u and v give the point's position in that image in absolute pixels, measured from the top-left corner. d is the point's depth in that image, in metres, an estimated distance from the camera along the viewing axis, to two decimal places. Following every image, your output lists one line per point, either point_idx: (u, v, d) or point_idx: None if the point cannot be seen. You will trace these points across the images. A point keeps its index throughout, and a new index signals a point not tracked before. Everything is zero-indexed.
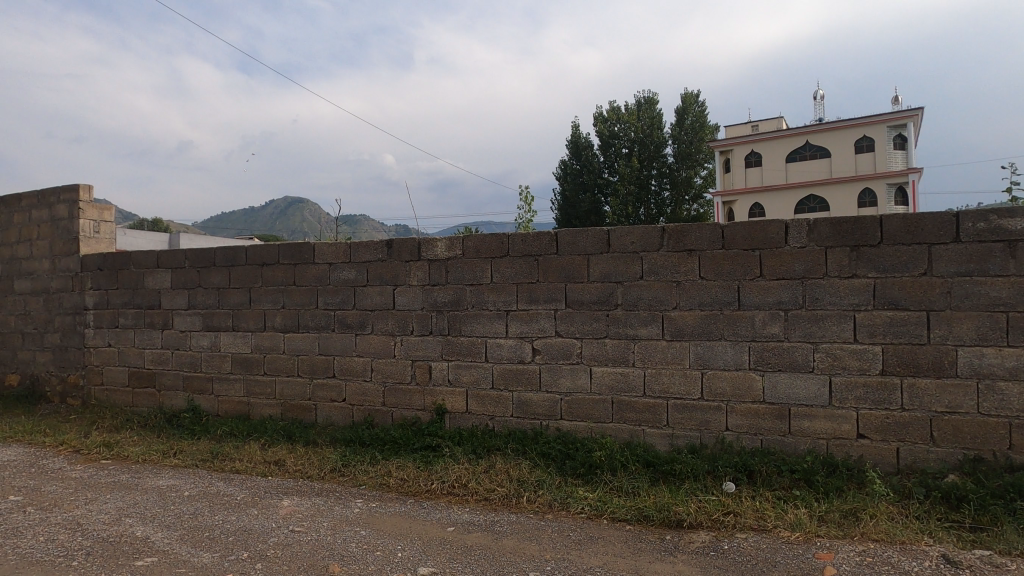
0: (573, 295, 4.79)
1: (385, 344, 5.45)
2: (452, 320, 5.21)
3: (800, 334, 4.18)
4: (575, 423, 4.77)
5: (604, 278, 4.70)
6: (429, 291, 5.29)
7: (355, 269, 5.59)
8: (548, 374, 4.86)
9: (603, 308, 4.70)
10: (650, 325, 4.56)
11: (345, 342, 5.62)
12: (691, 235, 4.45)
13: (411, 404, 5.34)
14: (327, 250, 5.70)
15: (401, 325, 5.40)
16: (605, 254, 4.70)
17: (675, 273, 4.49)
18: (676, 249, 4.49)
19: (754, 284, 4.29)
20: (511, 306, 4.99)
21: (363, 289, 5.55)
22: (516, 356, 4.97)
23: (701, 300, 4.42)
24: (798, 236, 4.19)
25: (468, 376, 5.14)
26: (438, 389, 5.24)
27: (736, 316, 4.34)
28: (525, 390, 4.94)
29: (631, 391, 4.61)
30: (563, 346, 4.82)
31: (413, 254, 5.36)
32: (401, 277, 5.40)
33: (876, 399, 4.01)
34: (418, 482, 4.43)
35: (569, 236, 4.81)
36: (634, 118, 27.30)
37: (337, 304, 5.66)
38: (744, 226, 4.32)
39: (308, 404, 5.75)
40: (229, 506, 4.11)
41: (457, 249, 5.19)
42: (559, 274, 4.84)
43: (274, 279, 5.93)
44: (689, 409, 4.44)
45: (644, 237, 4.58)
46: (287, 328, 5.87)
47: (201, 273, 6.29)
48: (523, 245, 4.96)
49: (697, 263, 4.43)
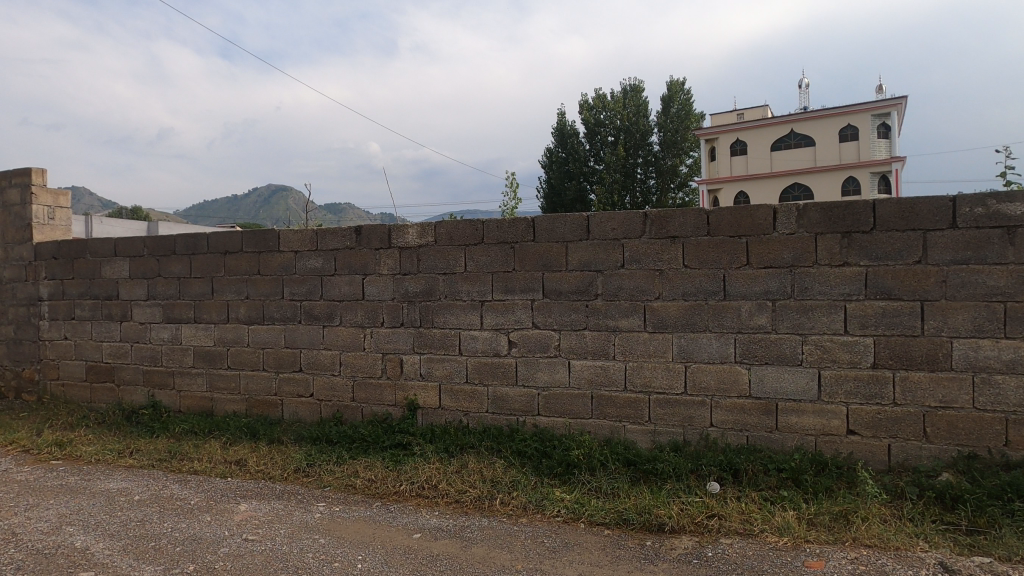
0: (551, 285, 4.54)
1: (354, 336, 5.18)
2: (424, 311, 4.94)
3: (788, 325, 3.97)
4: (552, 419, 4.54)
5: (583, 267, 4.45)
6: (400, 280, 5.01)
7: (322, 258, 5.29)
8: (525, 368, 4.62)
9: (583, 298, 4.46)
10: (631, 316, 4.33)
11: (312, 335, 5.33)
12: (675, 221, 4.21)
13: (382, 399, 5.08)
14: (293, 237, 5.39)
15: (371, 317, 5.12)
16: (584, 241, 4.45)
17: (658, 261, 4.26)
18: (659, 236, 4.25)
19: (740, 273, 4.07)
20: (486, 296, 4.73)
21: (330, 278, 5.26)
22: (491, 349, 4.72)
23: (684, 290, 4.19)
24: (786, 222, 3.97)
25: (442, 370, 4.88)
26: (410, 384, 4.98)
27: (721, 307, 4.11)
28: (500, 384, 4.69)
29: (612, 386, 4.38)
30: (540, 339, 4.57)
31: (383, 242, 5.07)
32: (371, 266, 5.11)
33: (867, 394, 3.82)
34: (386, 483, 4.17)
35: (546, 222, 4.55)
36: (620, 105, 27.01)
37: (304, 294, 5.36)
38: (730, 211, 4.09)
39: (274, 400, 5.46)
40: (181, 512, 3.83)
41: (428, 236, 4.91)
42: (536, 263, 4.59)
43: (237, 268, 5.62)
44: (672, 404, 4.22)
45: (625, 223, 4.34)
46: (251, 319, 5.57)
47: (161, 262, 5.95)
48: (498, 232, 4.69)
49: (681, 250, 4.20)
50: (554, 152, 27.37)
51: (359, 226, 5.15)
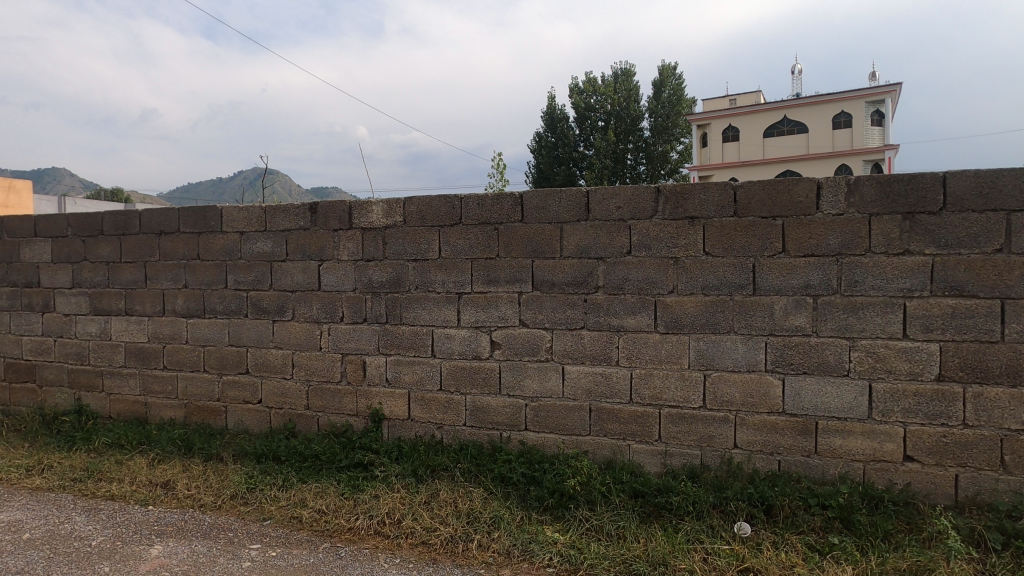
0: (542, 275, 3.77)
1: (308, 333, 4.39)
2: (390, 305, 4.15)
3: (833, 327, 3.24)
4: (542, 436, 3.80)
5: (581, 254, 3.69)
6: (363, 268, 4.22)
7: (272, 240, 4.48)
8: (510, 374, 3.86)
9: (580, 291, 3.69)
10: (639, 313, 3.57)
11: (260, 331, 4.53)
12: (694, 198, 3.45)
13: (341, 408, 4.30)
14: (237, 216, 4.57)
15: (329, 311, 4.32)
16: (583, 222, 3.68)
17: (672, 247, 3.50)
18: (675, 216, 3.49)
19: (775, 262, 3.32)
20: (464, 287, 3.96)
21: (281, 264, 4.45)
22: (470, 351, 3.96)
23: (705, 283, 3.44)
24: (832, 199, 3.22)
25: (411, 374, 4.11)
26: (374, 391, 4.21)
27: (750, 303, 3.37)
28: (481, 393, 3.94)
29: (614, 397, 3.64)
30: (528, 339, 3.81)
31: (342, 222, 4.26)
32: (328, 250, 4.31)
33: (931, 412, 3.11)
34: (339, 517, 3.40)
35: (537, 199, 3.77)
36: (609, 91, 26.04)
37: (250, 283, 4.55)
38: (762, 186, 3.34)
39: (216, 406, 4.67)
40: (74, 559, 3.03)
41: (396, 215, 4.12)
42: (524, 247, 3.81)
43: (174, 252, 4.79)
44: (687, 420, 3.49)
45: (633, 201, 3.57)
46: (191, 312, 4.75)
47: (87, 244, 5.09)
48: (479, 210, 3.91)
49: (701, 234, 3.44)
50: (543, 136, 26.48)
51: (315, 202, 4.34)
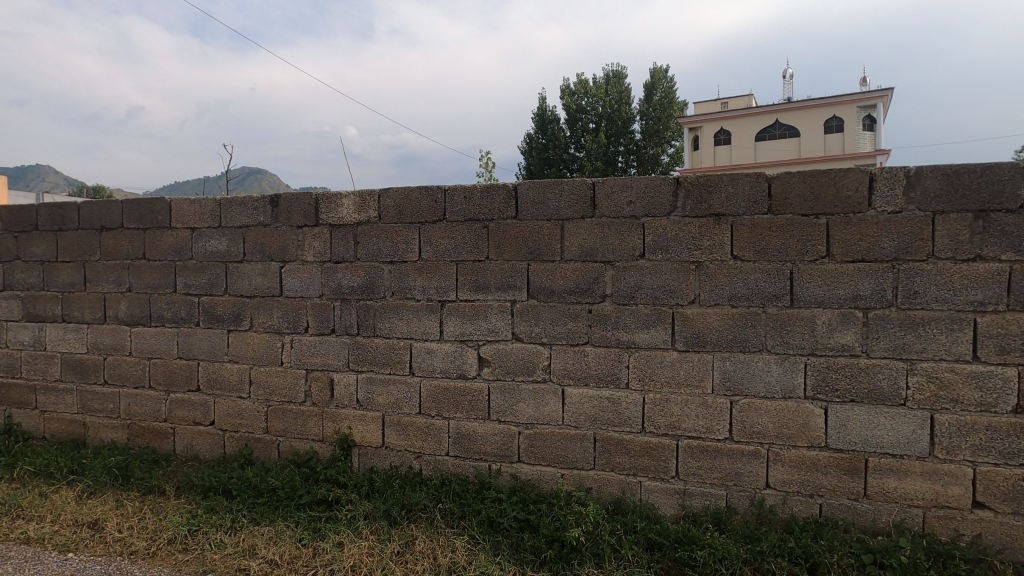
0: (539, 281, 3.22)
1: (268, 345, 3.80)
2: (362, 313, 3.58)
3: (888, 347, 2.71)
4: (538, 470, 3.25)
5: (586, 256, 3.14)
6: (331, 270, 3.64)
7: (227, 238, 3.89)
8: (501, 396, 3.31)
9: (584, 300, 3.15)
10: (654, 328, 3.03)
11: (213, 342, 3.94)
12: (721, 192, 2.92)
13: (305, 433, 3.72)
14: (188, 210, 3.98)
15: (292, 320, 3.74)
16: (587, 220, 3.13)
17: (694, 250, 2.96)
18: (697, 213, 2.95)
19: (817, 268, 2.79)
20: (448, 294, 3.39)
21: (237, 266, 3.87)
22: (454, 369, 3.40)
23: (732, 292, 2.91)
24: (888, 194, 2.70)
25: (386, 395, 3.54)
26: (343, 414, 3.63)
27: (787, 317, 2.84)
28: (466, 419, 3.37)
29: (623, 426, 3.10)
30: (523, 356, 3.26)
31: (307, 217, 3.69)
32: (291, 249, 3.73)
33: (1007, 451, 2.59)
34: (293, 571, 2.82)
35: (533, 192, 3.22)
36: (603, 91, 25.70)
37: (202, 287, 3.96)
38: (803, 178, 2.81)
39: (163, 428, 4.08)
40: None
41: (369, 210, 3.55)
42: (518, 248, 3.26)
43: (116, 250, 4.18)
44: (710, 454, 2.96)
45: (648, 195, 3.03)
46: (135, 319, 4.15)
47: (19, 241, 4.46)
48: (465, 205, 3.35)
49: (729, 234, 2.91)
50: (534, 136, 25.94)
51: (277, 194, 3.76)
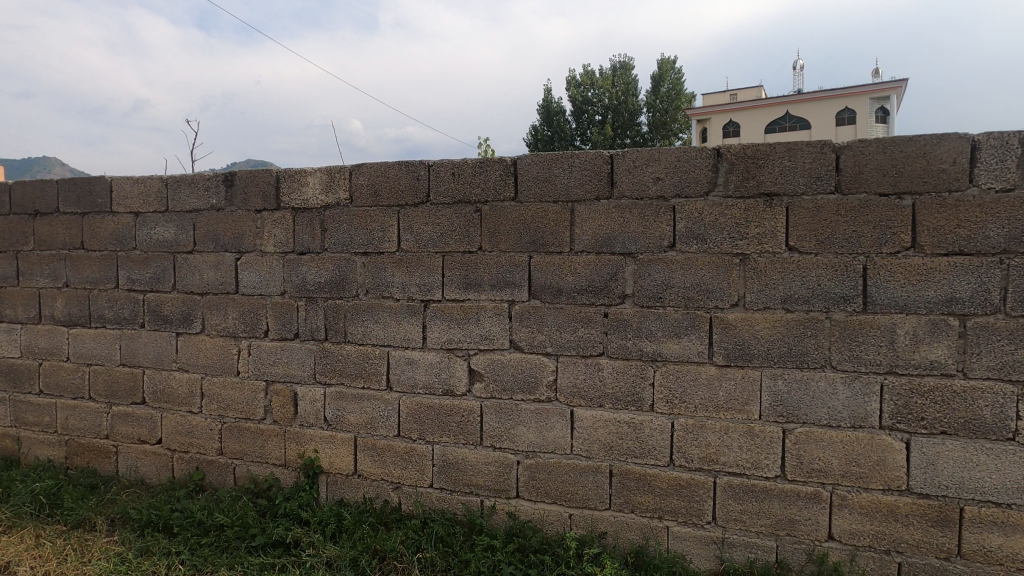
0: (543, 277, 2.62)
1: (223, 352, 3.21)
2: (331, 315, 2.99)
3: (992, 365, 2.11)
4: (541, 508, 2.65)
5: (601, 247, 2.53)
6: (294, 263, 3.05)
7: (175, 224, 3.30)
8: (495, 418, 2.71)
9: (598, 301, 2.54)
10: (685, 337, 2.43)
11: (160, 347, 3.35)
12: (774, 166, 2.30)
13: (265, 456, 3.14)
14: (131, 191, 3.38)
15: (249, 322, 3.15)
16: (603, 201, 2.53)
17: (738, 239, 2.36)
18: (742, 192, 2.34)
19: (899, 262, 2.18)
20: (432, 293, 2.80)
21: (187, 257, 3.28)
22: (439, 384, 2.80)
23: (787, 293, 2.30)
24: (995, 168, 2.08)
25: (358, 414, 2.95)
26: (308, 434, 3.05)
27: (857, 325, 2.23)
28: (454, 444, 2.78)
29: (646, 458, 2.50)
30: (523, 369, 2.66)
31: (266, 199, 3.09)
32: (248, 238, 3.14)
33: None
34: None
35: (536, 168, 2.62)
36: (608, 83, 24.72)
37: (147, 283, 3.37)
38: (881, 147, 2.20)
39: (104, 446, 3.50)
40: None
41: (339, 190, 2.95)
42: (517, 237, 2.66)
43: (51, 239, 3.59)
44: (756, 496, 2.36)
45: (679, 170, 2.42)
46: (72, 319, 3.56)
47: None
48: (453, 184, 2.75)
49: (783, 219, 2.30)
50: (539, 127, 25.24)
51: (231, 172, 3.16)
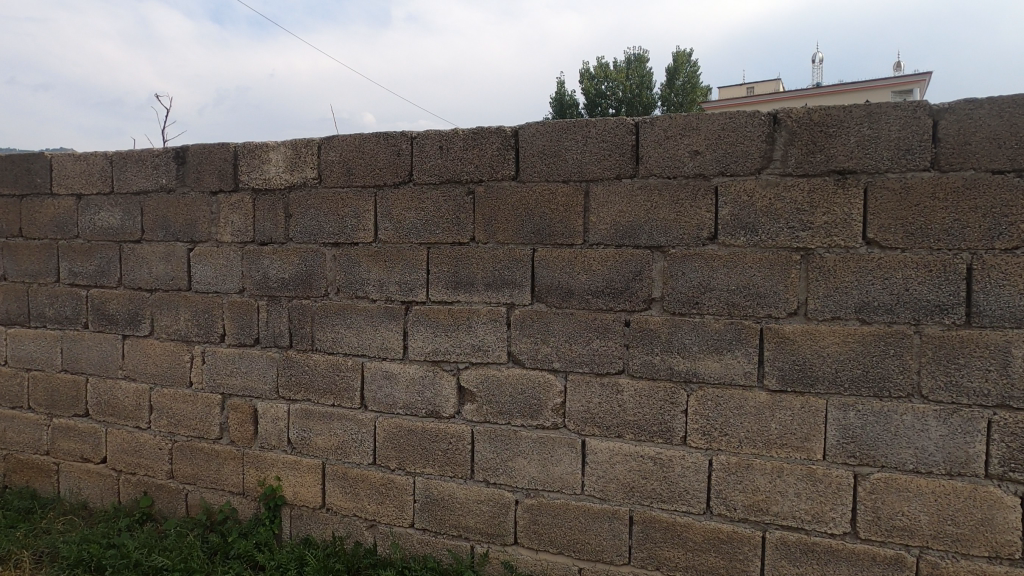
0: (549, 275, 2.11)
1: (174, 359, 2.74)
2: (295, 318, 2.50)
3: None
4: (545, 560, 2.16)
5: (622, 238, 2.03)
6: (254, 255, 2.56)
7: (121, 208, 2.82)
8: (490, 448, 2.22)
9: (618, 306, 2.04)
10: (728, 353, 1.92)
11: (105, 351, 2.89)
12: (848, 135, 1.78)
13: (221, 482, 2.67)
14: (72, 170, 2.91)
15: (203, 324, 2.68)
16: (625, 181, 2.02)
17: (798, 230, 1.84)
18: (806, 169, 1.83)
19: (1017, 262, 1.65)
20: (415, 293, 2.30)
21: (134, 248, 2.81)
22: (422, 404, 2.31)
23: (863, 299, 1.79)
24: None
25: (327, 437, 2.46)
26: (270, 458, 2.57)
27: (959, 343, 1.71)
28: (440, 477, 2.29)
29: (676, 503, 2.00)
30: (523, 388, 2.17)
31: (223, 179, 2.61)
32: (202, 225, 2.66)
33: None
34: None
35: (542, 139, 2.11)
36: (622, 76, 23.96)
37: (90, 277, 2.90)
38: (996, 110, 1.67)
39: (45, 463, 3.04)
40: None
41: (306, 167, 2.46)
42: (518, 226, 2.15)
43: None
44: (818, 558, 1.85)
45: (723, 140, 1.91)
46: (9, 317, 3.10)
47: None
48: (441, 159, 2.25)
49: (860, 204, 1.78)
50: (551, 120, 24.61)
51: (183, 147, 2.69)
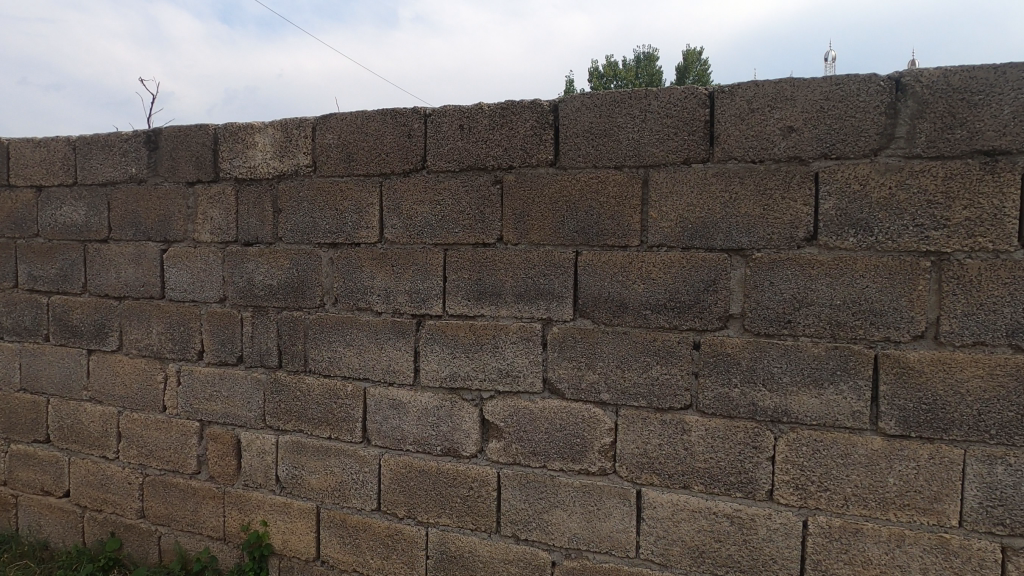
0: (596, 284, 1.70)
1: (146, 379, 2.34)
2: (284, 333, 2.10)
3: None
4: None
5: (690, 239, 1.61)
6: (237, 257, 2.16)
7: (87, 202, 2.43)
8: (521, 496, 1.80)
9: (685, 325, 1.62)
10: (830, 387, 1.50)
11: (68, 368, 2.49)
12: (1001, 104, 1.36)
13: (199, 524, 2.26)
14: (32, 158, 2.51)
15: (179, 338, 2.28)
16: (696, 166, 1.60)
17: (929, 227, 1.41)
18: (941, 148, 1.40)
19: None
20: (428, 305, 1.89)
21: (101, 248, 2.41)
22: (437, 440, 1.90)
23: (1018, 319, 1.36)
24: None
25: (322, 475, 2.06)
26: (255, 499, 2.16)
27: None
28: (459, 529, 1.88)
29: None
30: (563, 424, 1.75)
31: (201, 168, 2.21)
32: (178, 221, 2.26)
33: None
34: None
35: (589, 115, 1.70)
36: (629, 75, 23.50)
37: (51, 282, 2.51)
38: None
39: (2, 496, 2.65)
40: None
41: (298, 152, 2.06)
42: (557, 222, 1.74)
43: None
44: None
45: (827, 113, 1.48)
46: None
47: None
48: (461, 141, 1.84)
49: (1016, 194, 1.35)
50: None
51: (156, 130, 2.28)
